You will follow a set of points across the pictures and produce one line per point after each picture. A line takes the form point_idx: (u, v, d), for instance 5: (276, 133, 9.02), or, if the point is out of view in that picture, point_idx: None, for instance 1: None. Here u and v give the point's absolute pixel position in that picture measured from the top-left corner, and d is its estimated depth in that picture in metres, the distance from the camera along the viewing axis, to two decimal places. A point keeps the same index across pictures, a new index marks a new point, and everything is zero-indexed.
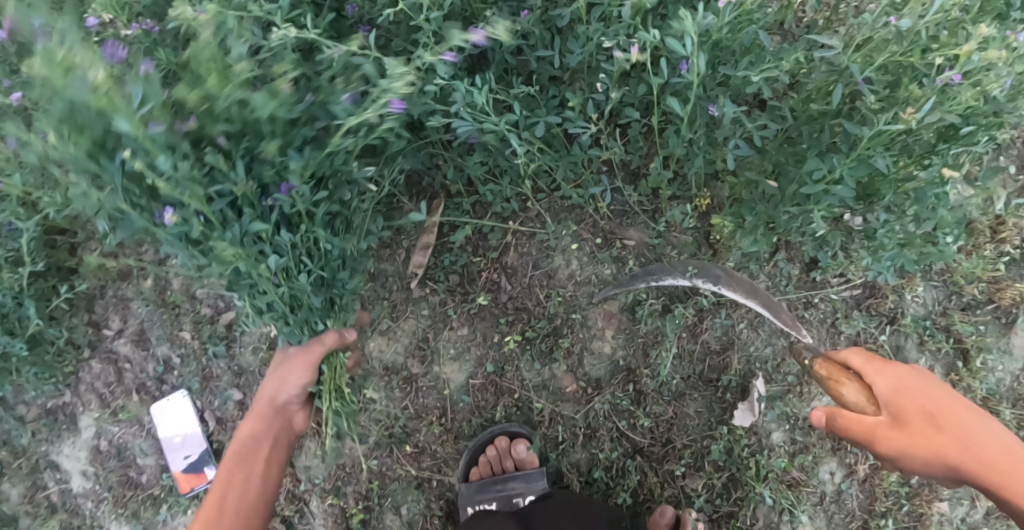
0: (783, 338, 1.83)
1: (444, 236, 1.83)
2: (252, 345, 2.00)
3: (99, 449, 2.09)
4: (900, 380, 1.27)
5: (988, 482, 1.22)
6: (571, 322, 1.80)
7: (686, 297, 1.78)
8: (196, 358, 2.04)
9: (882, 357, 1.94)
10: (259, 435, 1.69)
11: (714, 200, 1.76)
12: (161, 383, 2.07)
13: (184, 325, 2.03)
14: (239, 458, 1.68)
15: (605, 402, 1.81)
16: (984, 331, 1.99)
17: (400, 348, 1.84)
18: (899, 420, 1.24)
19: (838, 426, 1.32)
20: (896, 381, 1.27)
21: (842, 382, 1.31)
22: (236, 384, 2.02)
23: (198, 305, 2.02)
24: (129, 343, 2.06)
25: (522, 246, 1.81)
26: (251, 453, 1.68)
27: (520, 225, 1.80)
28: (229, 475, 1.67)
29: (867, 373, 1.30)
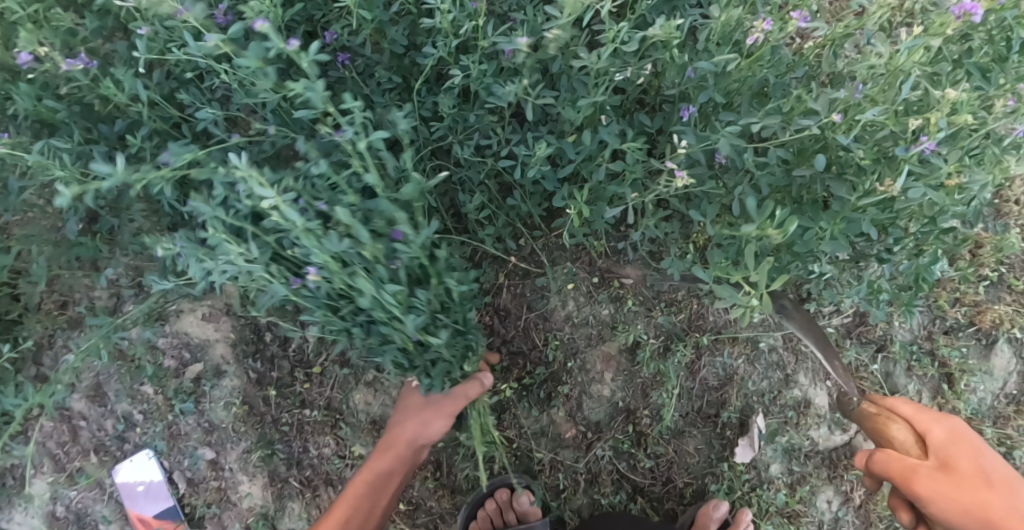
0: (779, 371, 1.81)
1: None
2: (225, 401, 1.80)
3: (53, 517, 1.88)
4: (956, 433, 1.27)
5: None
6: (569, 367, 1.75)
7: (685, 335, 1.74)
8: (160, 415, 1.85)
9: (872, 385, 1.96)
10: (391, 470, 1.65)
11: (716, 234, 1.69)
12: (123, 442, 1.87)
13: (146, 379, 1.85)
14: (370, 487, 1.63)
15: (607, 448, 1.76)
16: (967, 354, 2.01)
17: (389, 401, 1.77)
18: (943, 463, 1.23)
19: (877, 460, 1.31)
20: (949, 433, 1.27)
21: (893, 420, 1.35)
22: (207, 443, 1.82)
23: (160, 357, 1.83)
24: (84, 399, 1.86)
25: (515, 287, 1.74)
26: (381, 484, 1.64)
27: (513, 266, 1.73)
28: (352, 502, 1.62)
29: (918, 419, 1.31)
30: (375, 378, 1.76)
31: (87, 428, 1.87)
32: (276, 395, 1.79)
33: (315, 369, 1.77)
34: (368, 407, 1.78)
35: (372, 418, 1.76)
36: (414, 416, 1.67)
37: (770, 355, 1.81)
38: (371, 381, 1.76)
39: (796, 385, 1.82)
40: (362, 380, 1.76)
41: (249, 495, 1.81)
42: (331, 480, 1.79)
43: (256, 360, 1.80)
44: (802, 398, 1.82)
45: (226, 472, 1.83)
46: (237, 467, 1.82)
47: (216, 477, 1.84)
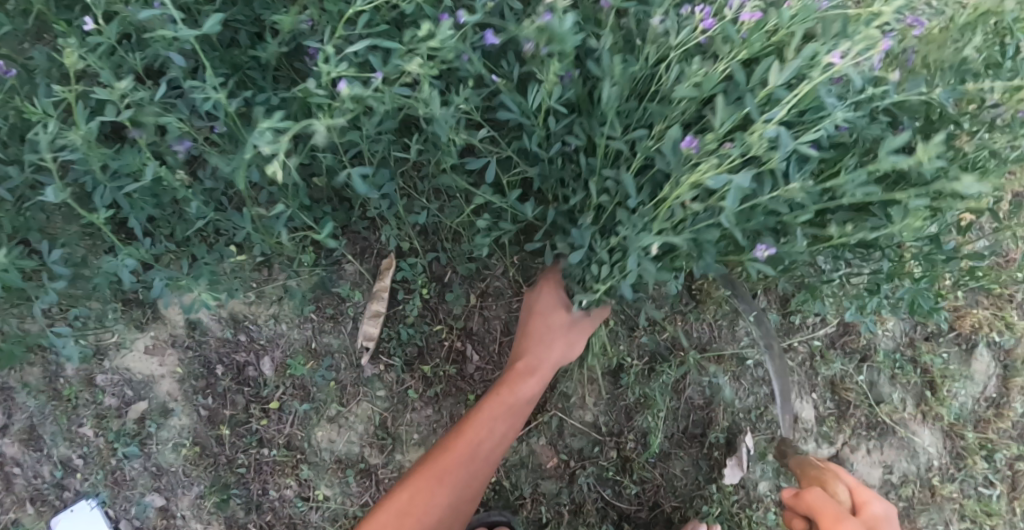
0: (766, 386, 1.75)
1: (396, 303, 1.61)
2: (173, 442, 1.65)
3: None
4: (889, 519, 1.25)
5: None
6: (548, 393, 1.66)
7: (669, 353, 1.68)
8: (102, 459, 1.67)
9: (857, 395, 1.88)
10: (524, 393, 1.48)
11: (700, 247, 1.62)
12: (62, 490, 1.69)
13: (85, 420, 1.67)
14: (506, 409, 1.45)
15: (589, 475, 1.66)
16: (948, 359, 1.93)
17: (354, 437, 1.63)
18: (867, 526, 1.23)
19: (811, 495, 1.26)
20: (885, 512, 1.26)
21: (837, 484, 1.32)
22: (156, 489, 1.67)
23: (100, 395, 1.66)
24: (16, 444, 1.67)
25: (488, 309, 1.64)
26: (515, 408, 1.47)
27: (487, 286, 1.62)
28: (484, 427, 1.44)
29: (863, 495, 1.30)
30: (338, 412, 1.62)
31: (22, 476, 1.68)
32: (230, 434, 1.63)
33: (273, 404, 1.62)
34: (332, 445, 1.63)
35: (337, 457, 1.62)
36: (544, 336, 1.49)
37: (758, 370, 1.78)
38: (334, 417, 1.62)
39: (782, 400, 1.82)
40: (325, 416, 1.62)
41: None
42: (294, 525, 1.64)
43: (206, 396, 1.63)
44: (789, 412, 1.83)
45: (178, 520, 1.67)
46: (190, 514, 1.66)
47: (167, 526, 1.68)
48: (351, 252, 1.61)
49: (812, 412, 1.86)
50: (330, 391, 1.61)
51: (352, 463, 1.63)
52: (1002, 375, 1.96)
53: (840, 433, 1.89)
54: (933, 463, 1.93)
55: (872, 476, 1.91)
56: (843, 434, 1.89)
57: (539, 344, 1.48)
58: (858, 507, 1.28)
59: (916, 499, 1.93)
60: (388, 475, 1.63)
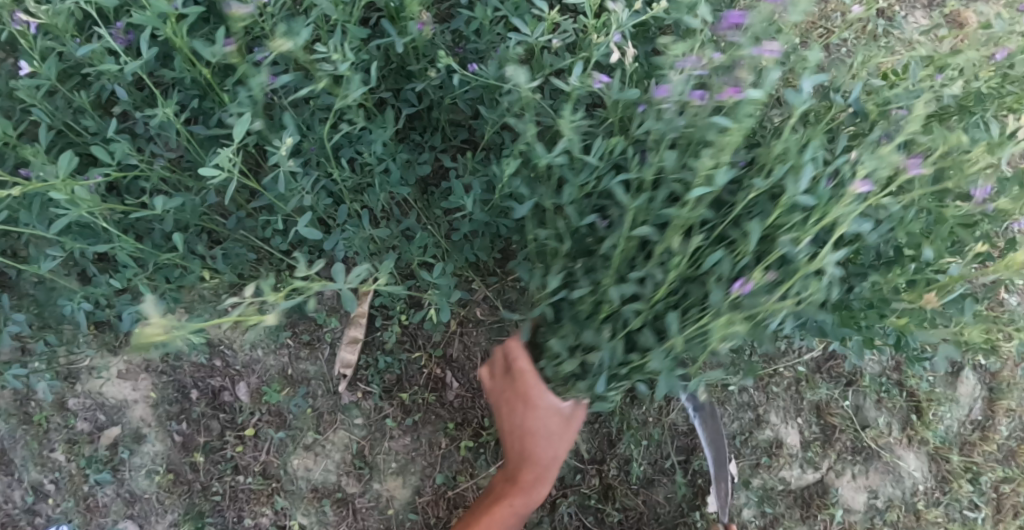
0: (749, 411, 1.81)
1: (374, 330, 1.58)
2: (146, 469, 1.61)
3: None
4: None
5: None
6: None
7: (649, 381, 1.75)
8: (74, 486, 1.64)
9: (843, 420, 1.86)
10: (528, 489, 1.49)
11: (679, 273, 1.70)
12: (33, 516, 1.66)
13: (56, 445, 1.64)
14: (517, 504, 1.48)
15: (572, 504, 1.63)
16: (934, 383, 1.91)
17: (331, 466, 1.60)
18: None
19: None
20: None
21: None
22: (129, 515, 1.63)
23: (71, 420, 1.63)
24: None
25: (469, 336, 1.61)
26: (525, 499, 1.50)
27: (467, 312, 1.60)
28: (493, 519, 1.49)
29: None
30: (315, 440, 1.59)
31: None
32: (205, 461, 1.59)
33: (248, 431, 1.58)
34: (308, 473, 1.60)
35: (313, 486, 1.59)
36: (546, 438, 1.45)
37: (742, 395, 1.80)
38: (310, 445, 1.59)
39: (767, 425, 1.81)
40: (301, 444, 1.59)
41: None
42: None
43: (180, 422, 1.60)
44: (774, 438, 1.81)
45: None
46: None
47: None
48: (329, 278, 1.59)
49: (797, 437, 1.84)
50: (306, 418, 1.58)
51: (329, 493, 1.60)
52: (988, 398, 1.95)
53: (826, 458, 1.85)
54: (919, 487, 1.91)
55: (857, 501, 1.88)
56: (828, 460, 1.86)
57: (542, 442, 1.45)
58: None
59: (901, 523, 1.91)
60: (365, 503, 1.60)
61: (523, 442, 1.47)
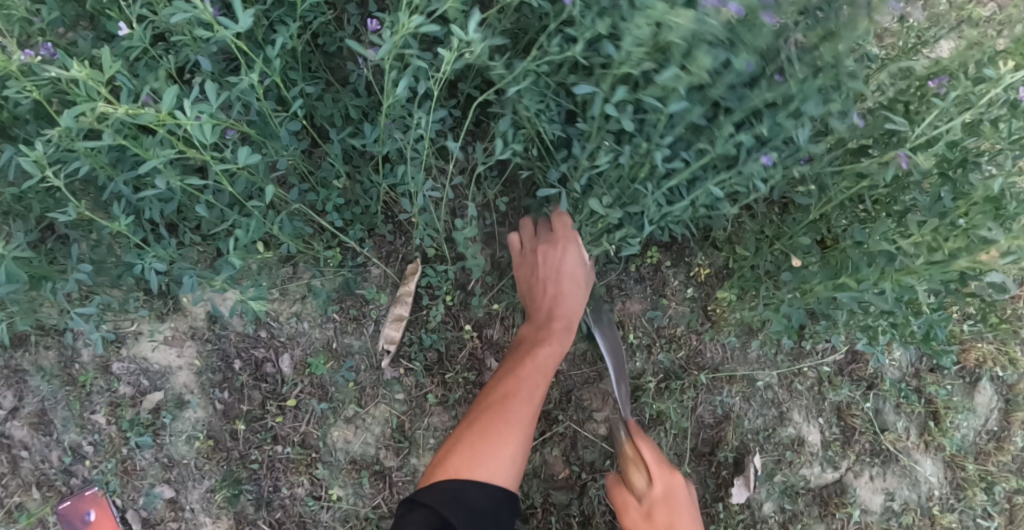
0: (774, 409, 1.83)
1: (420, 308, 1.62)
2: (186, 435, 1.65)
3: None
4: (671, 496, 1.40)
5: None
6: (565, 404, 1.65)
7: (683, 372, 1.76)
8: (113, 448, 1.68)
9: (863, 422, 1.90)
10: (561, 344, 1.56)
11: (713, 269, 1.75)
12: (70, 476, 1.71)
13: (98, 407, 1.68)
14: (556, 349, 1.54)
15: (601, 487, 1.64)
16: (952, 392, 1.95)
17: (371, 438, 1.64)
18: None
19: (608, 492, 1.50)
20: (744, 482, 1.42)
21: (636, 472, 1.48)
22: (166, 480, 1.66)
23: (114, 383, 1.67)
24: (26, 427, 1.70)
25: (510, 319, 1.66)
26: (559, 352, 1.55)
27: (509, 296, 1.65)
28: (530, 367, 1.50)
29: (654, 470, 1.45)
30: (355, 413, 1.63)
31: (29, 459, 1.72)
32: (245, 430, 1.63)
33: (289, 402, 1.62)
34: (347, 445, 1.64)
35: (352, 457, 1.63)
36: (571, 284, 1.56)
37: (766, 392, 1.82)
38: (351, 417, 1.63)
39: (790, 423, 1.84)
40: (342, 417, 1.63)
41: None
42: (304, 524, 1.64)
43: (223, 390, 1.64)
44: (796, 436, 1.84)
45: (186, 513, 1.67)
46: (199, 508, 1.66)
47: (175, 518, 1.68)
48: (377, 255, 1.63)
49: (818, 436, 1.87)
50: (348, 391, 1.62)
51: (366, 465, 1.64)
52: (1003, 409, 1.99)
53: (845, 459, 1.89)
54: (934, 493, 1.95)
55: (875, 503, 1.91)
56: (847, 460, 1.89)
57: (574, 300, 1.57)
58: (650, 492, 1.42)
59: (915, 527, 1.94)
60: (402, 477, 1.64)
61: (559, 301, 1.56)
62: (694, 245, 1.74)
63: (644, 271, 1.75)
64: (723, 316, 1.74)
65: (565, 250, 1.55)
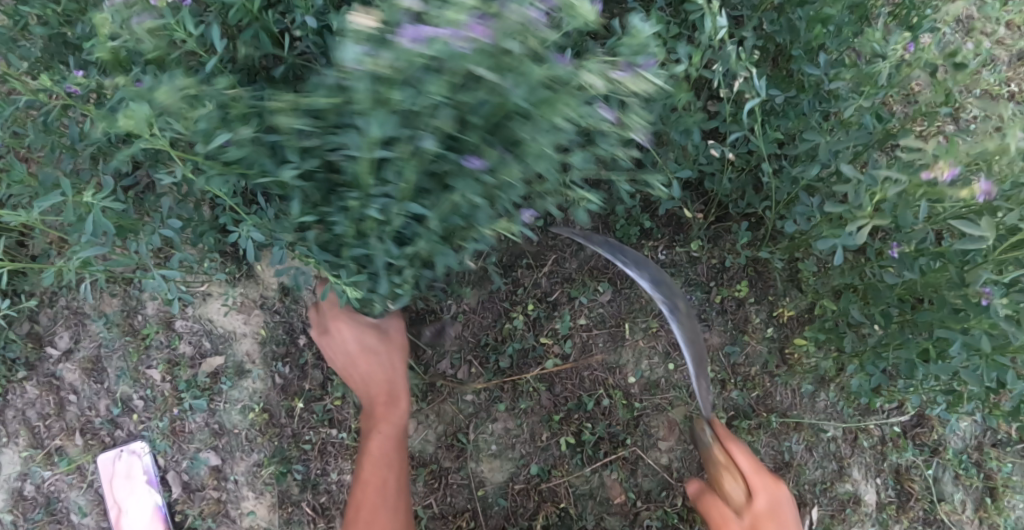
0: (834, 462, 1.77)
1: (504, 310, 1.60)
2: (241, 404, 1.62)
3: (19, 495, 1.72)
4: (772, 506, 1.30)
5: None
6: (632, 427, 1.59)
7: (752, 412, 1.69)
8: (165, 407, 1.65)
9: (920, 490, 1.81)
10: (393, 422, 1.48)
11: (795, 312, 1.67)
12: (115, 428, 1.69)
13: (155, 363, 1.66)
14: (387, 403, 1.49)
15: (655, 519, 1.59)
16: (1014, 471, 1.83)
17: (431, 436, 1.60)
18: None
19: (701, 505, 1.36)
20: (772, 499, 1.30)
21: (727, 482, 1.36)
22: (213, 447, 1.63)
23: (175, 341, 1.65)
24: (78, 371, 1.70)
25: (590, 330, 1.60)
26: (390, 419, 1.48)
27: (591, 309, 1.59)
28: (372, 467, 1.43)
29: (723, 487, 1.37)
30: (418, 409, 1.59)
31: (76, 405, 1.71)
32: (302, 408, 1.61)
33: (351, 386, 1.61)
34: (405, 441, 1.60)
35: (410, 454, 1.59)
36: (368, 355, 1.49)
37: (829, 444, 1.76)
38: (413, 413, 1.59)
39: (849, 479, 1.77)
40: (405, 411, 1.59)
41: (252, 514, 1.63)
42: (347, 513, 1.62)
43: (285, 364, 1.62)
44: (852, 492, 1.78)
45: (229, 483, 1.63)
46: (242, 480, 1.63)
47: (217, 487, 1.64)
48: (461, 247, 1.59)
49: (874, 497, 1.80)
50: (414, 384, 1.59)
51: (424, 463, 1.59)
52: None
53: (897, 524, 1.82)
54: None
55: None
56: (899, 525, 1.82)
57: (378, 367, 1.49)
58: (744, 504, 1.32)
59: None
60: (458, 480, 1.59)
61: (370, 385, 1.50)
62: (782, 281, 1.66)
63: (727, 304, 1.68)
64: (801, 363, 1.67)
65: (367, 337, 1.48)
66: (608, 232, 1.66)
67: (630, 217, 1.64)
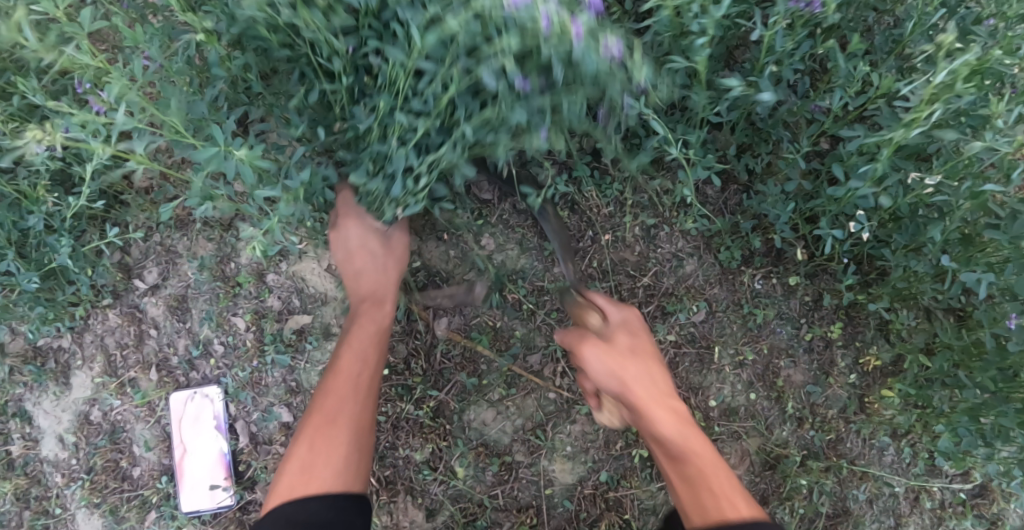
0: (891, 519, 1.70)
1: None
2: (323, 366, 1.67)
3: (86, 419, 1.75)
4: (634, 324, 1.33)
5: (680, 450, 1.22)
6: None
7: (822, 454, 1.66)
8: (247, 356, 1.68)
9: None
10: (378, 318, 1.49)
11: (881, 362, 1.64)
12: (191, 369, 1.71)
13: (241, 311, 1.68)
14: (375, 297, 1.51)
15: None
16: None
17: (508, 428, 1.61)
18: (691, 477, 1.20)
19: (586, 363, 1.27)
20: (633, 335, 1.32)
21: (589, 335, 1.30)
22: (288, 402, 1.68)
23: (266, 293, 1.67)
24: (163, 307, 1.72)
25: (680, 348, 1.65)
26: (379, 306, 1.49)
27: (685, 329, 1.65)
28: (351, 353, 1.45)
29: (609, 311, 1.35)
30: (500, 398, 1.61)
31: (155, 339, 1.73)
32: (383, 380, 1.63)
33: (434, 365, 1.61)
34: (482, 428, 1.61)
35: (485, 441, 1.60)
36: (361, 249, 1.52)
37: (888, 499, 1.69)
38: (495, 401, 1.61)
39: None
40: (486, 399, 1.61)
41: None
42: (412, 490, 1.62)
43: None
44: None
45: None
46: None
47: (285, 442, 1.68)
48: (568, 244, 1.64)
49: None
50: (500, 374, 1.60)
51: (498, 453, 1.61)
52: None
53: None
54: None
55: None
56: None
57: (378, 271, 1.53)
58: (620, 329, 1.32)
59: None
60: (528, 475, 1.61)
61: (360, 282, 1.52)
62: (873, 330, 1.64)
63: (816, 344, 1.66)
64: (879, 412, 1.65)
65: (366, 234, 1.51)
66: (711, 252, 1.64)
67: (737, 238, 1.62)
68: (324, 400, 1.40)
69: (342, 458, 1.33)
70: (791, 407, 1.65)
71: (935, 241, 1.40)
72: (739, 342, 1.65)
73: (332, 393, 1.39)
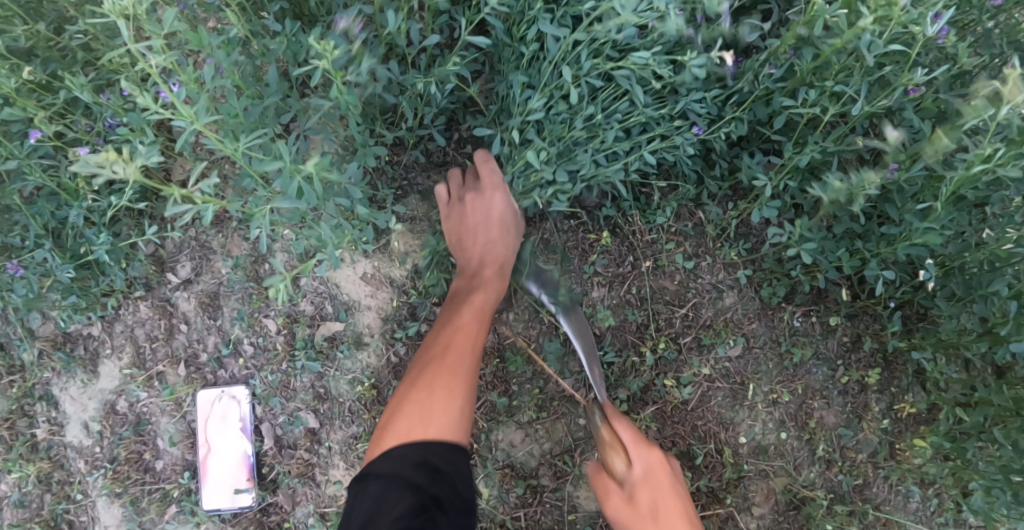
0: None
1: (638, 342, 1.62)
2: (352, 375, 1.67)
3: (112, 409, 1.75)
4: (652, 471, 1.36)
5: None
6: (732, 487, 1.64)
7: (849, 498, 1.64)
8: (276, 360, 1.68)
9: None
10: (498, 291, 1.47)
11: (915, 409, 1.62)
12: (219, 367, 1.71)
13: (273, 314, 1.68)
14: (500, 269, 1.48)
15: None
16: None
17: (536, 450, 1.61)
18: None
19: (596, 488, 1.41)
20: (654, 490, 1.34)
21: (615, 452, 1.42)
22: (315, 409, 1.67)
23: (298, 298, 1.67)
24: (194, 303, 1.72)
25: (713, 381, 1.63)
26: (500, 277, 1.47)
27: (719, 363, 1.63)
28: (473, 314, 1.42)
29: (631, 448, 1.39)
30: (529, 420, 1.60)
31: (185, 335, 1.73)
32: None
33: None
34: (510, 449, 1.60)
35: (512, 462, 1.60)
36: (496, 218, 1.49)
37: None
38: (524, 423, 1.60)
39: None
40: (515, 420, 1.60)
41: (339, 484, 1.68)
42: None
43: (405, 345, 1.66)
44: None
45: (321, 448, 1.68)
46: (336, 448, 1.68)
47: (309, 448, 1.69)
48: (609, 270, 1.62)
49: None
50: (531, 396, 1.59)
51: (523, 476, 1.60)
52: None
53: None
54: None
55: None
56: None
57: (505, 244, 1.50)
58: (639, 480, 1.35)
59: None
60: (552, 499, 1.60)
61: (487, 250, 1.49)
62: (909, 377, 1.62)
63: (851, 386, 1.64)
64: (909, 460, 1.62)
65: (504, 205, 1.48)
66: (751, 287, 1.62)
67: (779, 275, 1.60)
68: (442, 357, 1.36)
69: (458, 411, 1.30)
70: (820, 448, 1.64)
71: (987, 297, 1.37)
72: (773, 380, 1.64)
73: (448, 353, 1.36)
